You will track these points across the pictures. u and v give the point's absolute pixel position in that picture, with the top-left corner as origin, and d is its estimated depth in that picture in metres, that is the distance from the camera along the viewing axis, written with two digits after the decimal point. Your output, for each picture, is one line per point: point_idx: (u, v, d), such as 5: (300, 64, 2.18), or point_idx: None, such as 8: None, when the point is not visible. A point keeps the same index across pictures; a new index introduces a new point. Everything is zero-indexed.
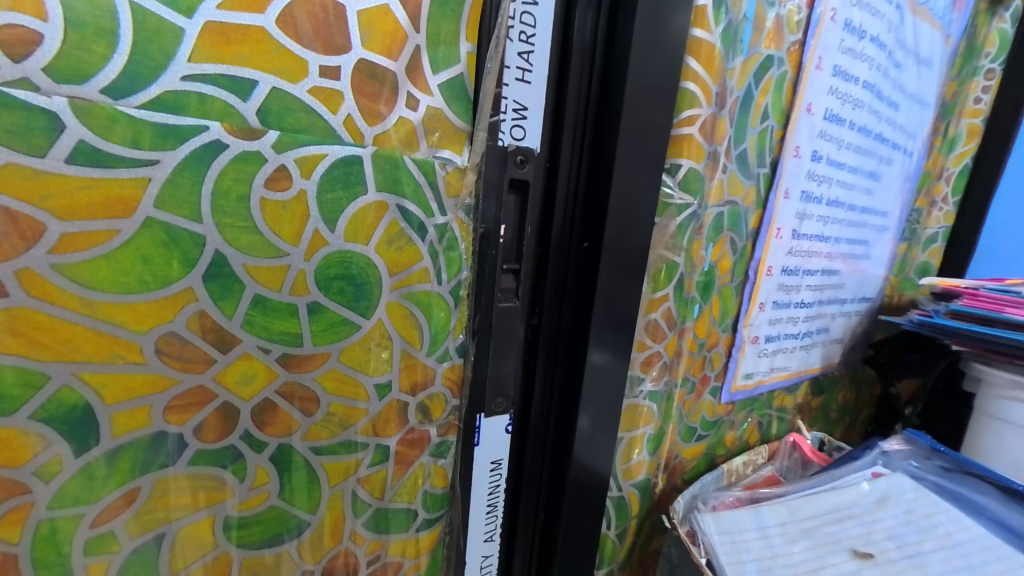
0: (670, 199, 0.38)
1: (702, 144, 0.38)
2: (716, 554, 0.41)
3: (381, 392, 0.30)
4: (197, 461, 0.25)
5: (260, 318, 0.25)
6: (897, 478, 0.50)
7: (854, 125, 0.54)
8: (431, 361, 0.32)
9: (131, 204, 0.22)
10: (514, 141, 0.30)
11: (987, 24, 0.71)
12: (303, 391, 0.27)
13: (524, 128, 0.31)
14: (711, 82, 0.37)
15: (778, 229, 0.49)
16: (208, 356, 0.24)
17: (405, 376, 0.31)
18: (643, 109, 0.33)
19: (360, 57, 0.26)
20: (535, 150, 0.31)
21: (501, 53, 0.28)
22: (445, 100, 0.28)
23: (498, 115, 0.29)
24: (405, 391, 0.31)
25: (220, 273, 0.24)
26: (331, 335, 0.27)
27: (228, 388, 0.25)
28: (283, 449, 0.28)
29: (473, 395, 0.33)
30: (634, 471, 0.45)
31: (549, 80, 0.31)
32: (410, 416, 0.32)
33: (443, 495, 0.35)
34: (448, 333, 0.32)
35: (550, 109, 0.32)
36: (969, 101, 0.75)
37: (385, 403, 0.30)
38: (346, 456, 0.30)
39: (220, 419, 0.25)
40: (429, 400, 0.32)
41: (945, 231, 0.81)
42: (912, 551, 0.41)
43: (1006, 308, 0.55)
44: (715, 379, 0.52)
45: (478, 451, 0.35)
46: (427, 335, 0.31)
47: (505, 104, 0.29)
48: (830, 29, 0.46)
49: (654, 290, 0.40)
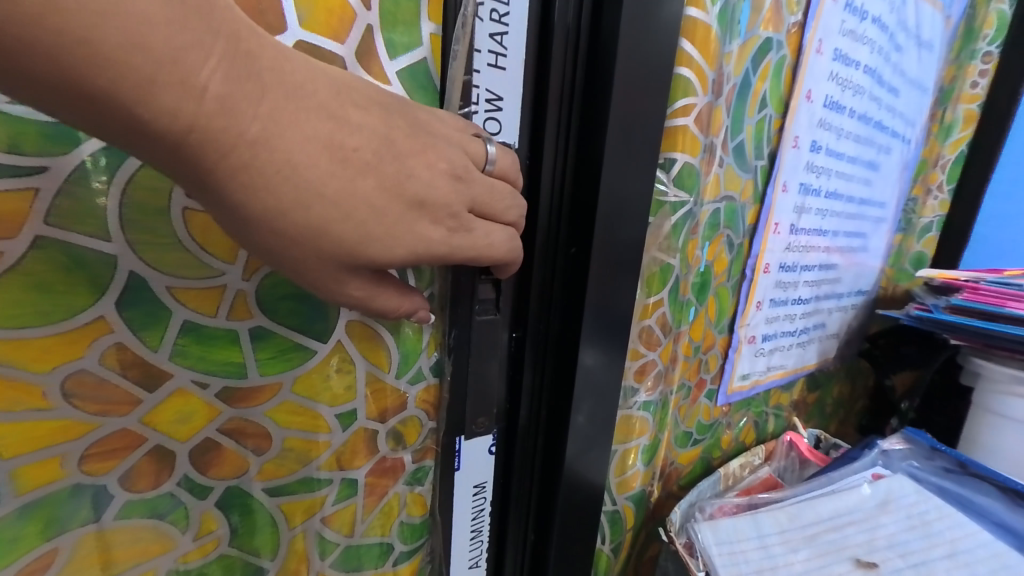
0: (664, 197, 0.35)
1: (697, 137, 0.35)
2: (715, 567, 0.40)
3: (344, 422, 0.27)
4: (128, 513, 0.22)
5: (196, 347, 0.22)
6: (897, 480, 0.49)
7: (854, 113, 0.51)
8: (403, 384, 0.29)
9: (16, 220, 0.18)
10: (488, 136, 0.27)
11: (985, 5, 0.69)
12: (253, 427, 0.24)
13: (499, 121, 0.27)
14: (707, 68, 0.34)
15: (775, 225, 0.47)
16: (133, 395, 0.21)
17: (373, 402, 0.28)
18: (634, 100, 0.29)
19: (299, 39, 0.22)
20: (512, 145, 0.28)
21: (470, 33, 0.25)
22: (406, 89, 0.25)
23: (468, 106, 0.26)
24: (373, 418, 0.28)
25: (141, 298, 0.21)
26: (283, 363, 0.25)
27: (160, 430, 0.22)
28: (234, 492, 0.25)
29: (451, 416, 0.31)
30: (629, 483, 0.43)
31: (526, 65, 0.28)
32: (381, 444, 0.29)
33: (421, 524, 0.33)
34: (422, 351, 0.29)
35: (528, 98, 0.28)
36: (966, 86, 0.73)
37: (351, 433, 0.28)
38: (309, 494, 0.27)
39: (154, 463, 0.22)
40: (403, 425, 0.30)
41: (939, 220, 0.79)
42: (917, 560, 0.40)
43: (1009, 302, 0.53)
44: (711, 382, 0.50)
45: (459, 476, 0.32)
46: (396, 357, 0.28)
47: (476, 94, 0.26)
48: (831, 10, 0.43)
49: (647, 295, 0.37)
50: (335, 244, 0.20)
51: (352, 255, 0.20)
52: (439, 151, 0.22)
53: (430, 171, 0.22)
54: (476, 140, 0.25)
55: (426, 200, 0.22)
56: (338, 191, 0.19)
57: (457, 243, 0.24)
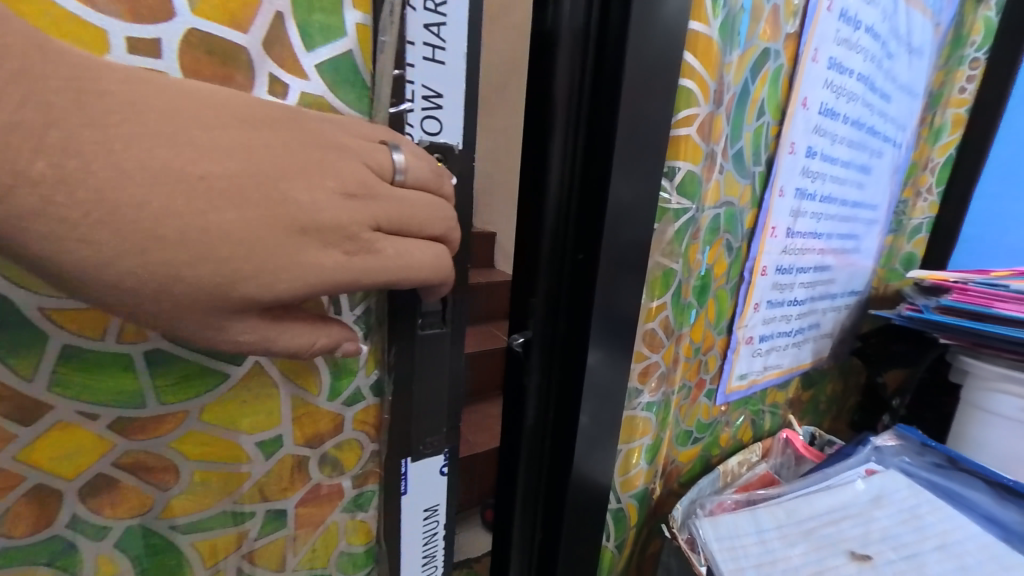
0: (668, 203, 0.36)
1: (699, 145, 0.36)
2: (716, 560, 0.41)
3: (267, 450, 0.28)
4: (13, 556, 0.23)
5: (79, 377, 0.23)
6: (890, 475, 0.50)
7: (848, 119, 0.52)
8: (335, 406, 0.30)
9: None
10: (426, 134, 0.28)
11: (973, 12, 0.71)
12: (157, 460, 0.25)
13: (438, 120, 0.28)
14: (709, 78, 0.35)
15: (772, 229, 0.48)
16: (8, 433, 0.22)
17: (301, 428, 0.29)
18: (641, 108, 0.30)
19: (190, 25, 0.22)
20: (453, 144, 0.29)
21: (402, 27, 0.26)
22: (327, 84, 0.26)
23: (403, 103, 0.27)
24: (301, 444, 0.30)
25: (9, 326, 0.21)
26: (187, 390, 0.25)
27: (45, 468, 0.23)
28: (136, 530, 0.26)
29: (393, 439, 0.32)
30: (632, 482, 0.44)
31: (466, 61, 0.28)
32: (313, 470, 0.30)
33: (364, 550, 0.34)
34: (359, 369, 0.30)
35: (468, 93, 0.29)
36: (955, 91, 0.75)
37: (276, 460, 0.29)
38: (231, 527, 0.29)
39: (38, 502, 0.23)
40: (339, 450, 0.31)
41: (929, 221, 0.82)
42: (910, 552, 0.41)
43: (996, 304, 0.55)
44: (710, 381, 0.51)
45: (405, 501, 0.33)
46: (326, 380, 0.29)
47: (410, 90, 0.27)
48: (827, 20, 0.44)
49: (651, 299, 0.38)
50: (192, 287, 0.19)
51: (222, 295, 0.19)
52: (329, 168, 0.22)
53: (317, 190, 0.21)
54: (382, 148, 0.24)
55: (318, 223, 0.21)
56: (186, 230, 0.18)
57: (359, 266, 0.23)
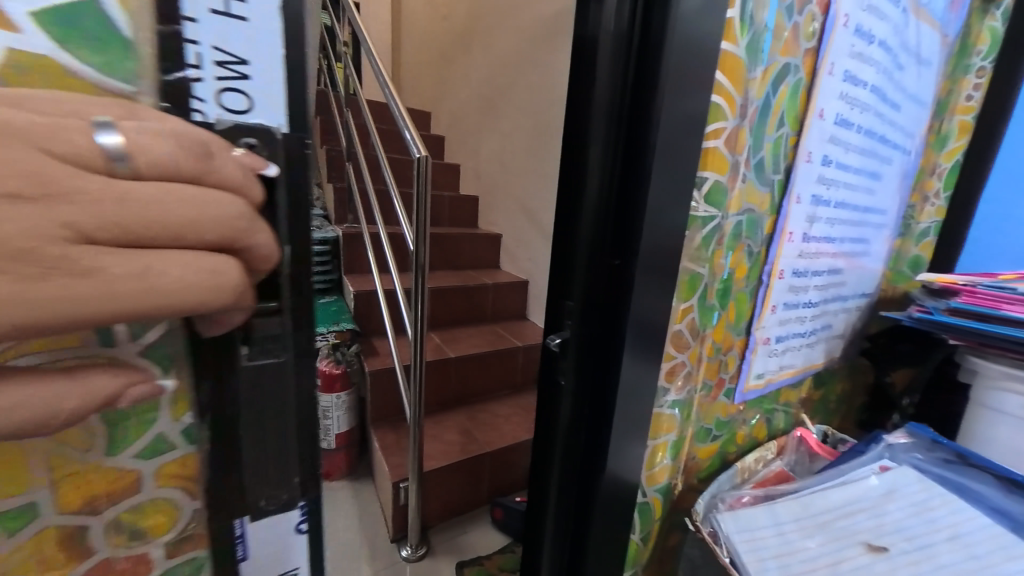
0: (696, 211, 0.38)
1: (725, 156, 0.38)
2: (738, 552, 0.43)
3: (13, 526, 0.22)
4: None
5: None
6: (901, 471, 0.53)
7: (860, 129, 0.54)
8: (127, 461, 0.23)
9: None
10: (226, 114, 0.21)
11: (979, 22, 0.73)
12: None
13: (242, 95, 0.22)
14: (735, 94, 0.37)
15: (789, 234, 0.50)
16: None
17: (73, 494, 0.22)
18: (678, 122, 0.32)
19: None
20: (272, 125, 0.23)
21: None
22: (54, 43, 0.18)
23: (188, 73, 0.20)
24: (75, 512, 0.23)
25: None
26: None
27: None
28: None
29: (220, 497, 0.26)
30: (657, 477, 0.46)
31: (279, 14, 0.22)
32: (100, 542, 0.24)
33: None
34: (165, 415, 0.24)
35: (290, 59, 0.22)
36: (961, 99, 0.77)
37: (32, 534, 0.22)
38: None
39: None
40: (143, 515, 0.25)
41: (936, 225, 0.84)
42: (922, 543, 0.43)
43: (1003, 304, 0.57)
44: (729, 381, 0.53)
45: (247, 566, 0.28)
46: (106, 433, 0.23)
47: (196, 56, 0.20)
48: (842, 35, 0.46)
49: (680, 302, 0.40)
50: None
51: None
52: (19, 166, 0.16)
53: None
54: (88, 127, 0.17)
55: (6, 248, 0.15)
56: None
57: (79, 301, 0.16)
